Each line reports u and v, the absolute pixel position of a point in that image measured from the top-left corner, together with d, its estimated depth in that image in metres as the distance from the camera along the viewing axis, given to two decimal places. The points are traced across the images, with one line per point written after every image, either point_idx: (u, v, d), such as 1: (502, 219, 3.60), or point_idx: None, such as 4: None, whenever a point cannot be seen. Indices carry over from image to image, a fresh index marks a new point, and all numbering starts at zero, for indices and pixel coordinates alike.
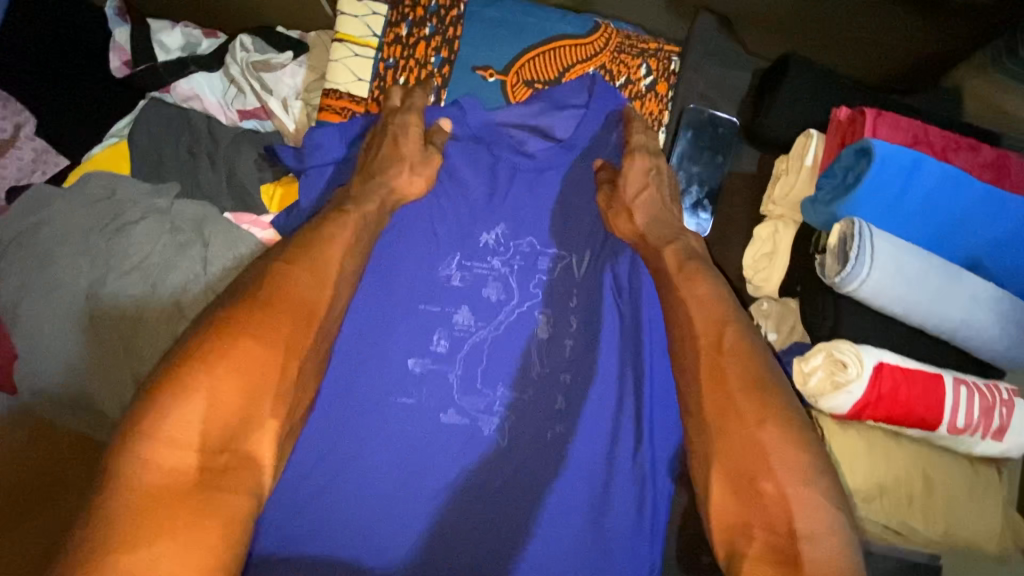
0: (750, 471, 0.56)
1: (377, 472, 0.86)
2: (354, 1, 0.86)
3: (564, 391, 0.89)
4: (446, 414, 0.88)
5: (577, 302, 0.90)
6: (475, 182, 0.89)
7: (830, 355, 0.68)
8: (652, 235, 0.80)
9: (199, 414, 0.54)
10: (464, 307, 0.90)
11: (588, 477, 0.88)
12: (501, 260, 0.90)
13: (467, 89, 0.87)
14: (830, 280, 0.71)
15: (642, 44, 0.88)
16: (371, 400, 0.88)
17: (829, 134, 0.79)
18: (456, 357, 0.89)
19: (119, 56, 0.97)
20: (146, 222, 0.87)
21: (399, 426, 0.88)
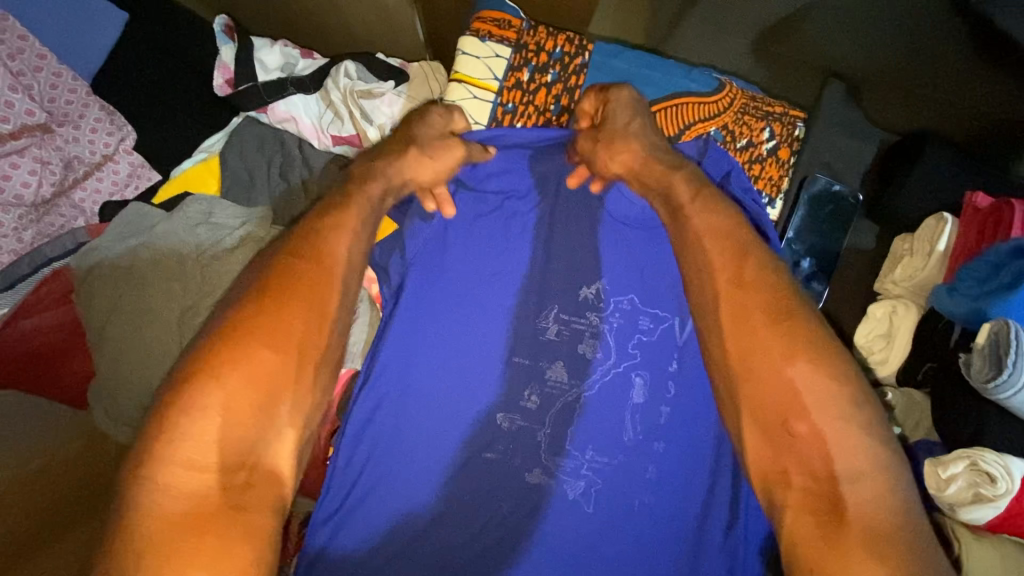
0: (784, 412, 0.57)
1: (453, 529, 0.80)
2: (478, 42, 0.82)
3: (656, 461, 0.83)
4: (531, 474, 0.83)
5: (677, 367, 0.84)
6: (578, 231, 0.84)
7: (974, 465, 0.64)
8: (647, 171, 0.76)
9: (216, 432, 0.53)
10: (558, 363, 0.84)
11: (671, 557, 0.80)
12: (600, 316, 0.85)
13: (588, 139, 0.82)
14: (977, 384, 0.66)
15: (767, 107, 0.85)
16: (454, 453, 0.82)
17: (966, 221, 0.76)
18: (546, 415, 0.84)
19: (222, 74, 0.94)
20: (242, 249, 0.83)
21: (479, 484, 0.82)
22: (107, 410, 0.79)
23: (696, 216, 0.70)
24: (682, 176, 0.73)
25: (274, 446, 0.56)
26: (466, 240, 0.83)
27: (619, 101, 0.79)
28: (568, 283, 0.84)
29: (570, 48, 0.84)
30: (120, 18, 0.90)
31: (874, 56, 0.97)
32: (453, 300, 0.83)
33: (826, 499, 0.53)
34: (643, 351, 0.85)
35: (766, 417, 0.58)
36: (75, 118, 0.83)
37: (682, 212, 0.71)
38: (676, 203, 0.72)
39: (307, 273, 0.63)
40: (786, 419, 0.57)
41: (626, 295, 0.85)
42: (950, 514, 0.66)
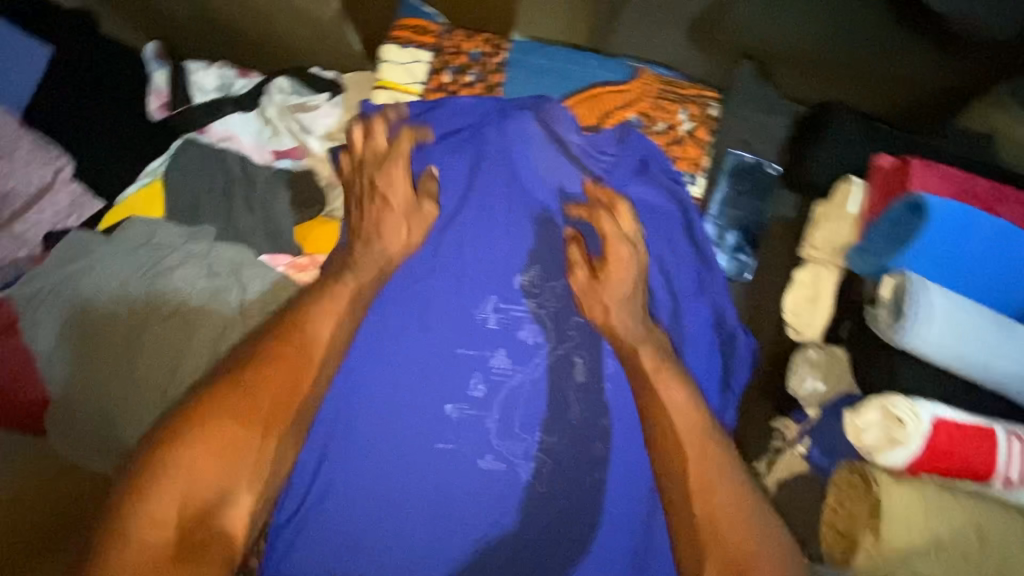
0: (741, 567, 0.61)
1: (418, 521, 0.83)
2: (398, 49, 0.86)
3: (603, 438, 0.86)
4: (483, 461, 0.86)
5: (614, 345, 0.87)
6: (508, 223, 0.87)
7: (886, 410, 0.68)
8: (627, 335, 0.77)
9: (179, 492, 0.60)
10: (501, 351, 0.87)
11: (623, 529, 0.84)
12: (536, 302, 0.88)
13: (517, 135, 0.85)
14: (884, 334, 0.70)
15: (681, 90, 0.89)
16: (407, 447, 0.85)
17: (872, 183, 0.80)
18: (494, 402, 0.87)
19: (157, 100, 0.97)
20: (184, 266, 0.86)
21: (438, 476, 0.85)
22: (64, 434, 0.80)
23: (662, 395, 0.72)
24: (649, 349, 0.75)
25: (230, 512, 0.62)
26: None
27: (610, 246, 0.78)
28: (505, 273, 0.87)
29: (488, 48, 0.87)
30: (43, 53, 0.90)
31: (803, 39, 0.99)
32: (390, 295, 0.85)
33: None
34: (581, 331, 0.88)
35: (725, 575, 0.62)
36: (9, 153, 0.85)
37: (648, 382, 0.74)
38: (642, 371, 0.74)
39: (290, 356, 0.68)
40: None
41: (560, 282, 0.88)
42: (870, 461, 0.70)
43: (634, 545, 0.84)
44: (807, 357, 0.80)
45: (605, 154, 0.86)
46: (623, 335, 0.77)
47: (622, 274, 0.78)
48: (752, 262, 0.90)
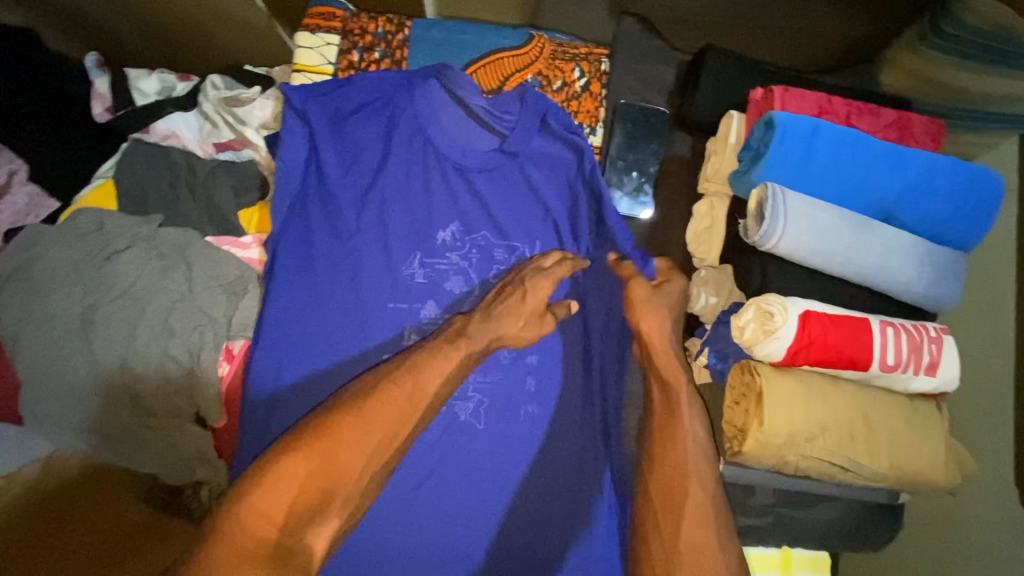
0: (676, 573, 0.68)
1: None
2: (309, 34, 0.94)
3: (533, 373, 0.92)
4: None
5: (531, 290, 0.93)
6: (425, 185, 0.94)
7: (760, 307, 0.74)
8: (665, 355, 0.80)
9: (286, 497, 0.64)
10: (430, 303, 0.93)
11: (561, 455, 0.90)
12: (458, 255, 0.94)
13: (425, 100, 0.92)
14: (752, 240, 0.77)
15: (573, 50, 0.98)
16: None
17: (748, 113, 0.87)
18: None
19: (100, 103, 1.05)
20: (132, 250, 0.94)
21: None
22: (36, 413, 0.91)
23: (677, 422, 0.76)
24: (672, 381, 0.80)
25: (313, 533, 0.64)
26: (327, 208, 0.92)
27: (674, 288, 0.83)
28: (429, 231, 0.94)
29: (391, 27, 0.96)
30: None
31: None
32: (319, 256, 0.92)
33: None
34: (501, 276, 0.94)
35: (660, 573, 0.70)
36: None
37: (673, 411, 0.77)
38: (666, 399, 0.78)
39: (399, 400, 0.72)
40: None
41: (477, 235, 0.94)
42: (753, 356, 0.76)
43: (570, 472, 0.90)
44: (700, 276, 0.86)
45: (506, 114, 0.95)
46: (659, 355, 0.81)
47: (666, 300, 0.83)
48: (651, 198, 0.97)
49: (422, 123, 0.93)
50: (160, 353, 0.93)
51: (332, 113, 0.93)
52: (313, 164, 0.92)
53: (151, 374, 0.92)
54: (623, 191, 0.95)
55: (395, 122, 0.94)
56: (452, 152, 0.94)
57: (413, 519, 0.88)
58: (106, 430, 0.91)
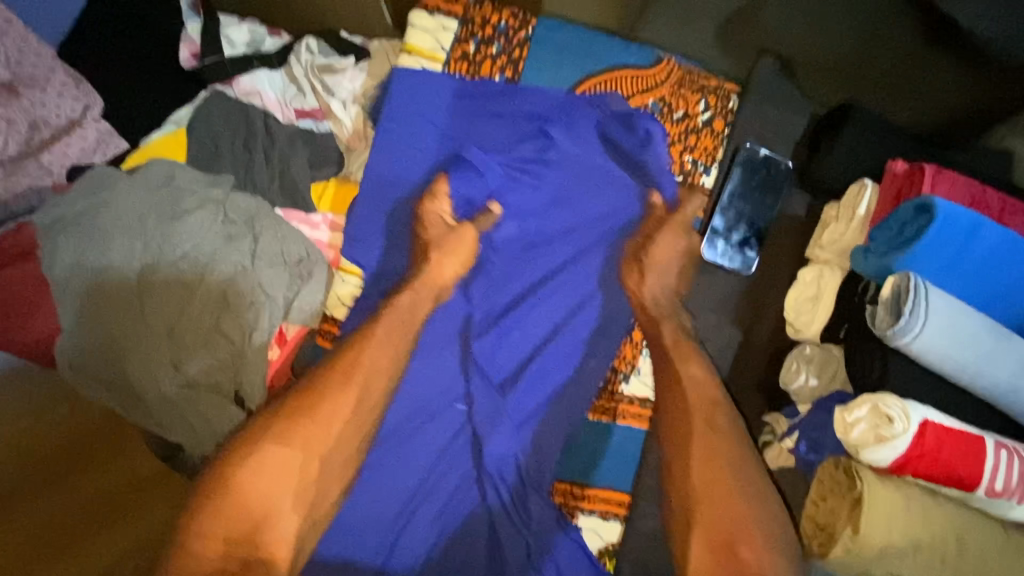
0: (730, 540, 0.70)
1: (434, 470, 0.86)
2: (426, 15, 0.87)
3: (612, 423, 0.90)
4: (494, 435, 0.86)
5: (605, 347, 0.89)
6: (547, 211, 0.89)
7: (876, 407, 0.68)
8: (652, 305, 0.86)
9: (228, 511, 0.67)
10: (527, 327, 0.88)
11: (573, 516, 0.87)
12: (558, 292, 0.89)
13: (568, 124, 0.87)
14: (880, 332, 0.70)
15: (702, 81, 0.89)
16: (438, 404, 0.88)
17: (883, 186, 0.80)
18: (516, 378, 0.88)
19: (188, 49, 1.00)
20: (201, 211, 0.88)
21: (442, 426, 0.87)
22: (71, 364, 0.83)
23: (680, 365, 0.83)
24: (670, 324, 0.85)
25: (270, 536, 0.68)
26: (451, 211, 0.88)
27: (666, 240, 0.86)
28: (527, 262, 0.89)
29: (514, 22, 0.88)
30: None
31: (820, 46, 0.92)
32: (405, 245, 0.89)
33: None
34: (588, 322, 0.89)
35: (713, 540, 0.71)
36: (42, 82, 0.84)
37: (666, 353, 0.84)
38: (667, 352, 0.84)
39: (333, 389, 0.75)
40: (734, 546, 0.70)
41: (578, 279, 0.89)
42: (855, 457, 0.70)
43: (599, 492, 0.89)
44: (803, 353, 0.81)
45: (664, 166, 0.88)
46: (651, 310, 0.86)
47: (665, 258, 0.87)
48: (756, 255, 0.89)
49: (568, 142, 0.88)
50: (213, 324, 0.87)
51: (472, 114, 0.88)
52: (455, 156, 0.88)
53: (199, 346, 0.87)
54: (726, 242, 0.88)
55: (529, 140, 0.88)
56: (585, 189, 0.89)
57: (455, 538, 0.84)
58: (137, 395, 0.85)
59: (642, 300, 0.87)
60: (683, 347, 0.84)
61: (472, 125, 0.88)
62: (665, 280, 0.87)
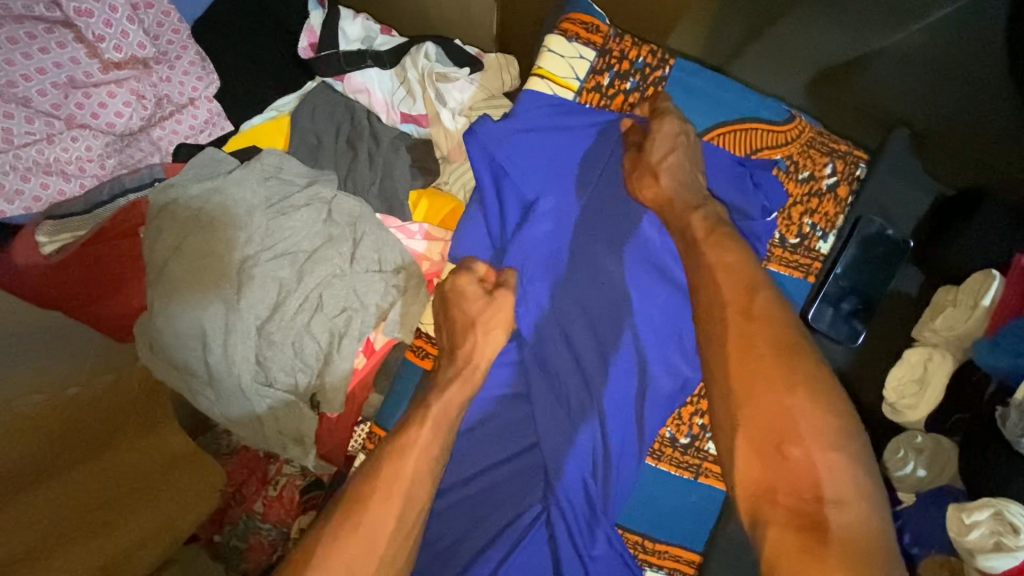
0: (779, 436, 0.60)
1: (509, 504, 0.85)
2: (565, 42, 0.86)
3: (694, 487, 0.88)
4: (577, 479, 0.84)
5: (685, 417, 0.88)
6: (670, 270, 0.85)
7: (999, 514, 0.65)
8: (676, 200, 0.79)
9: None
10: (629, 381, 0.85)
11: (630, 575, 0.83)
12: (660, 354, 0.85)
13: (721, 189, 0.83)
14: (1009, 437, 0.67)
15: (833, 144, 0.87)
16: (527, 438, 0.87)
17: (1013, 279, 0.76)
18: (607, 428, 0.84)
19: (308, 38, 0.96)
20: (308, 209, 0.86)
21: (527, 461, 0.87)
22: (152, 344, 0.85)
23: (710, 253, 0.73)
24: (700, 215, 0.77)
25: None
26: (555, 247, 0.85)
27: (665, 130, 0.80)
28: (634, 316, 0.85)
29: (653, 61, 0.87)
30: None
31: (938, 105, 0.90)
32: (534, 279, 0.85)
33: (811, 520, 0.56)
34: (681, 388, 0.85)
35: (760, 441, 0.61)
36: (172, 58, 0.83)
37: (697, 247, 0.75)
38: (694, 236, 0.75)
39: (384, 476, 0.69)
40: (781, 439, 0.60)
41: None
42: (969, 560, 0.67)
43: (634, 490, 0.87)
44: (913, 441, 0.79)
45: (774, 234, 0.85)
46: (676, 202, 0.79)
47: (665, 153, 0.80)
48: (861, 329, 0.87)
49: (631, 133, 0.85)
50: (303, 327, 0.85)
51: (612, 164, 0.85)
52: (563, 193, 0.85)
53: (288, 346, 0.85)
54: (836, 312, 0.86)
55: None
56: None
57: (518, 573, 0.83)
58: (215, 382, 0.84)
59: (666, 200, 0.79)
60: (716, 238, 0.74)
61: (592, 157, 0.85)
62: (681, 176, 0.80)
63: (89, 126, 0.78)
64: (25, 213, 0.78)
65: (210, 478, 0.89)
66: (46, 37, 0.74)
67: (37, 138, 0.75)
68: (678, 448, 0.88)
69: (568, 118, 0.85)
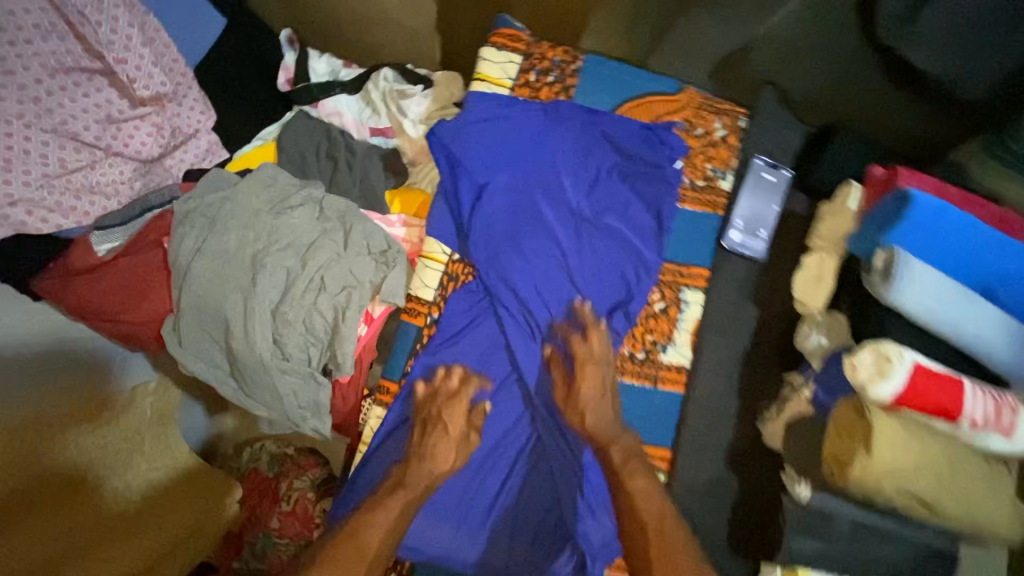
0: None
1: (501, 422, 1.04)
2: (494, 51, 1.08)
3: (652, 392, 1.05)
4: (555, 399, 1.02)
5: (637, 336, 1.05)
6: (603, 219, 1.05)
7: (877, 350, 0.84)
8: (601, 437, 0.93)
9: None
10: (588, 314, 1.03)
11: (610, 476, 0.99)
12: (608, 286, 1.04)
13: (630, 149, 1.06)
14: (878, 293, 0.89)
15: (718, 105, 1.10)
16: (509, 372, 1.05)
17: (867, 186, 0.99)
18: (575, 355, 1.02)
19: (285, 75, 1.16)
20: (304, 208, 1.02)
21: (511, 390, 1.04)
22: (182, 341, 1.00)
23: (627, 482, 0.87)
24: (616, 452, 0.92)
25: None
26: (512, 213, 1.03)
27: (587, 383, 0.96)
28: (582, 261, 1.04)
29: (567, 58, 1.09)
30: (220, 23, 1.08)
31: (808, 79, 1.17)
32: (500, 241, 1.02)
33: None
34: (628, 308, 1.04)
35: None
36: (181, 97, 0.99)
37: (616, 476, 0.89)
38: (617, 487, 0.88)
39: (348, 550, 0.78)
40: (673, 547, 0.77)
41: (637, 272, 1.05)
42: (864, 394, 0.85)
43: None
44: (814, 318, 0.99)
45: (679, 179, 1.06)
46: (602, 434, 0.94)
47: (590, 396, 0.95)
48: (765, 245, 1.07)
49: (551, 111, 1.05)
50: (311, 306, 1.00)
51: (551, 140, 1.04)
52: (512, 168, 1.04)
53: (300, 324, 1.00)
54: (744, 234, 1.06)
55: (597, 170, 1.06)
56: (618, 198, 1.06)
57: (512, 476, 1.02)
58: (240, 362, 0.99)
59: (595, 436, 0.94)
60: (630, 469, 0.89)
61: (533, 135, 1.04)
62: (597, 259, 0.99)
63: (121, 154, 0.96)
64: (78, 225, 0.96)
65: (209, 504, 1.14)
66: (88, 84, 0.92)
67: (83, 165, 0.93)
68: (636, 362, 1.05)
69: (508, 108, 1.04)
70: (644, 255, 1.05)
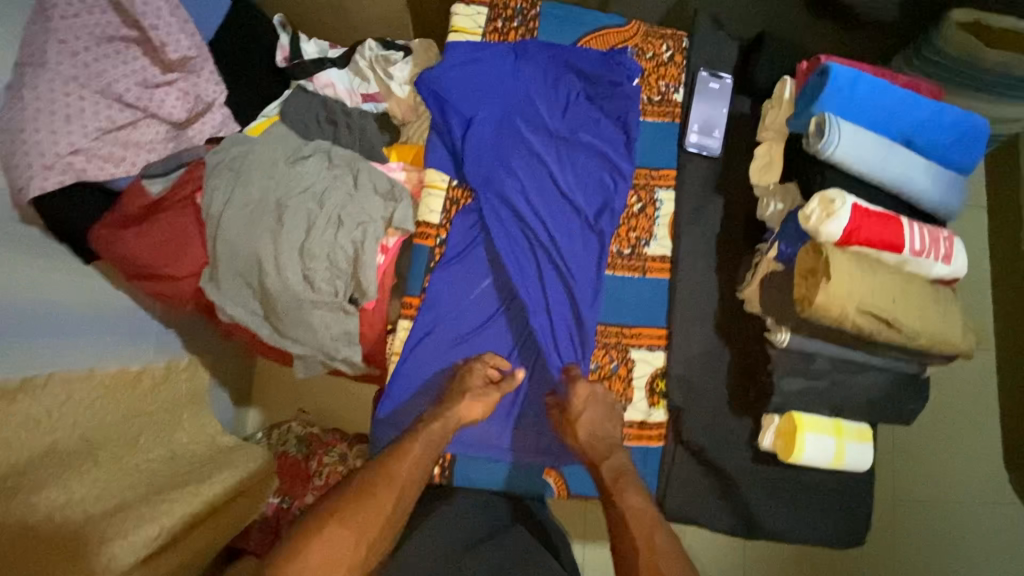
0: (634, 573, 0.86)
1: (514, 326, 1.17)
2: (463, 7, 1.24)
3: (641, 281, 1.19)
4: (558, 296, 1.15)
5: (620, 235, 1.20)
6: (575, 138, 1.21)
7: (823, 197, 0.98)
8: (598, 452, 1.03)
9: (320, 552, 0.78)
10: (574, 219, 1.18)
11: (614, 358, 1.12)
12: (588, 193, 1.19)
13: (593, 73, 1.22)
14: (814, 151, 1.04)
15: (661, 32, 1.28)
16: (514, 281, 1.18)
17: (798, 76, 1.15)
18: (568, 255, 1.16)
19: (281, 53, 1.30)
20: (315, 158, 1.16)
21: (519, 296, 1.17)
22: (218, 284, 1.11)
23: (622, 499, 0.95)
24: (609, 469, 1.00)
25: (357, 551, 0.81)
26: (497, 140, 1.18)
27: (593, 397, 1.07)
28: (563, 175, 1.19)
29: (527, 5, 1.26)
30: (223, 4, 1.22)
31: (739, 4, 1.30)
32: (491, 165, 1.17)
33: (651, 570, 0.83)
34: (610, 209, 1.19)
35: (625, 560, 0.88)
36: (198, 69, 1.13)
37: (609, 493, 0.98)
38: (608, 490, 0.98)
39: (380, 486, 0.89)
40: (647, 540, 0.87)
41: (611, 179, 1.20)
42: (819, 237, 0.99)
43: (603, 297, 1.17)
44: (767, 189, 1.14)
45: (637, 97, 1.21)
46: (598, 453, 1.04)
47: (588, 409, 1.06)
48: (719, 143, 1.22)
49: (519, 51, 1.22)
50: (332, 238, 1.12)
51: (522, 76, 1.20)
52: (491, 103, 1.19)
53: (324, 256, 1.11)
54: (701, 136, 1.22)
55: (566, 97, 1.23)
56: (586, 119, 1.22)
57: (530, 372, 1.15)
58: (275, 297, 1.10)
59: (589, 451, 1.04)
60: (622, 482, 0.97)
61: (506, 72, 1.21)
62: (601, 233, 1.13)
63: (156, 116, 1.10)
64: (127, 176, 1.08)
65: (246, 506, 1.26)
66: (122, 51, 1.05)
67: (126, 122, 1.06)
68: (624, 258, 1.20)
69: (481, 53, 1.20)
70: (617, 162, 1.20)
